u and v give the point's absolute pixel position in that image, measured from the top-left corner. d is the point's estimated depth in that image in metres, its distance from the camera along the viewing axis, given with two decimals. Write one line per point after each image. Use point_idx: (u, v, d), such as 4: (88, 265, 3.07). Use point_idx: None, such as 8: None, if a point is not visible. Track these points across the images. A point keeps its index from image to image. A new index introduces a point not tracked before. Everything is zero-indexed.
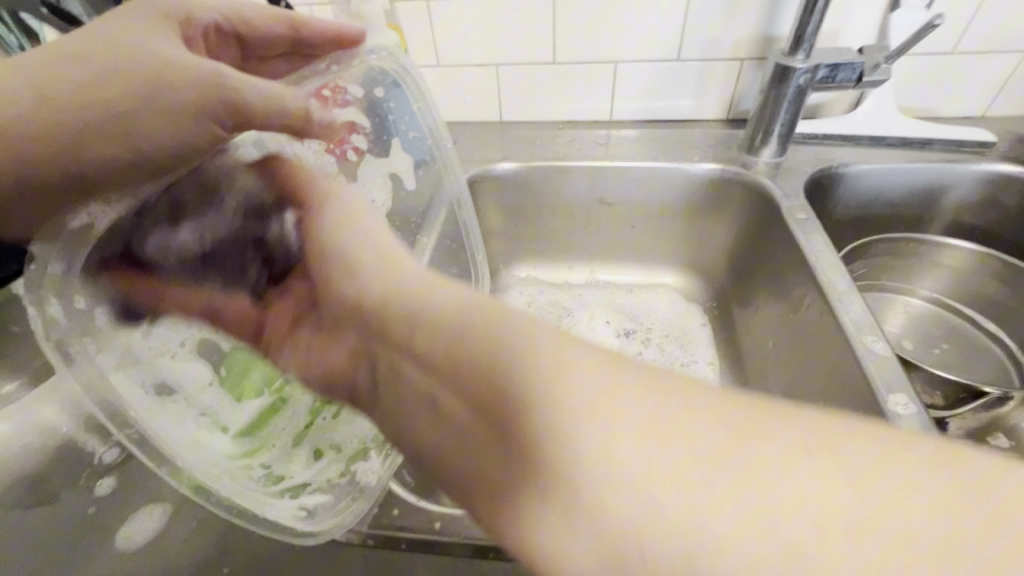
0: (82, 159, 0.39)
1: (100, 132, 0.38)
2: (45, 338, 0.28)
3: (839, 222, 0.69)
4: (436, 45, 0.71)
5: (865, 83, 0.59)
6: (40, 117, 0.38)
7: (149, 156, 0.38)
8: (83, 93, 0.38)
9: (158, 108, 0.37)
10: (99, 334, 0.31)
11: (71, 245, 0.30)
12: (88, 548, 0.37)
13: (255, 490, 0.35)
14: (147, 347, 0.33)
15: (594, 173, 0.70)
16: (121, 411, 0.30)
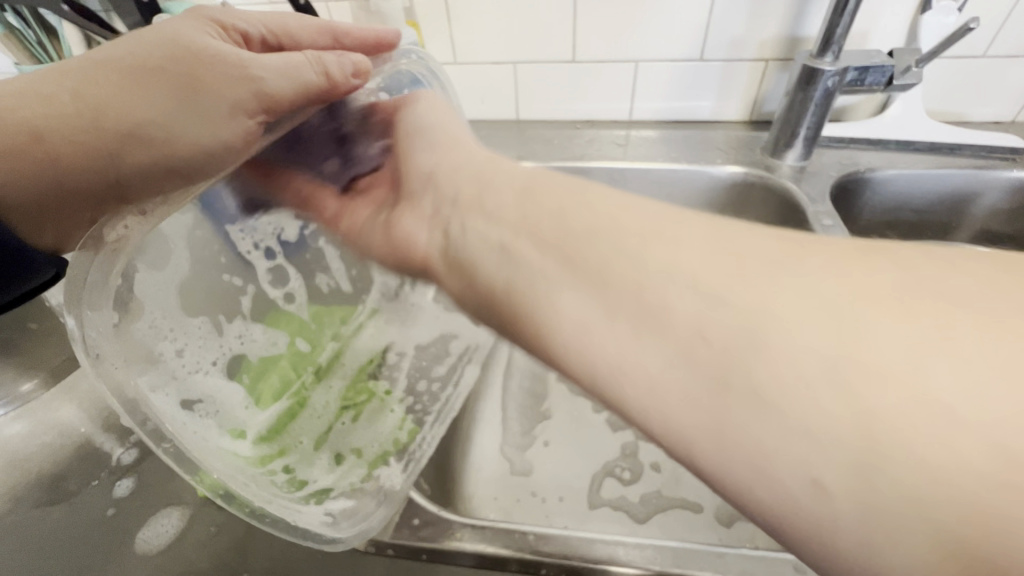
0: (123, 164, 0.40)
1: (139, 139, 0.39)
2: (84, 352, 0.27)
3: (863, 228, 0.67)
4: (454, 43, 0.70)
5: (895, 87, 0.58)
6: (80, 121, 0.38)
7: (189, 161, 0.39)
8: (124, 101, 0.38)
9: (201, 113, 0.38)
10: (132, 355, 0.30)
11: (108, 258, 0.28)
12: (106, 551, 0.37)
13: (280, 495, 0.34)
14: (180, 364, 0.33)
15: (613, 175, 0.69)
16: (157, 426, 0.29)
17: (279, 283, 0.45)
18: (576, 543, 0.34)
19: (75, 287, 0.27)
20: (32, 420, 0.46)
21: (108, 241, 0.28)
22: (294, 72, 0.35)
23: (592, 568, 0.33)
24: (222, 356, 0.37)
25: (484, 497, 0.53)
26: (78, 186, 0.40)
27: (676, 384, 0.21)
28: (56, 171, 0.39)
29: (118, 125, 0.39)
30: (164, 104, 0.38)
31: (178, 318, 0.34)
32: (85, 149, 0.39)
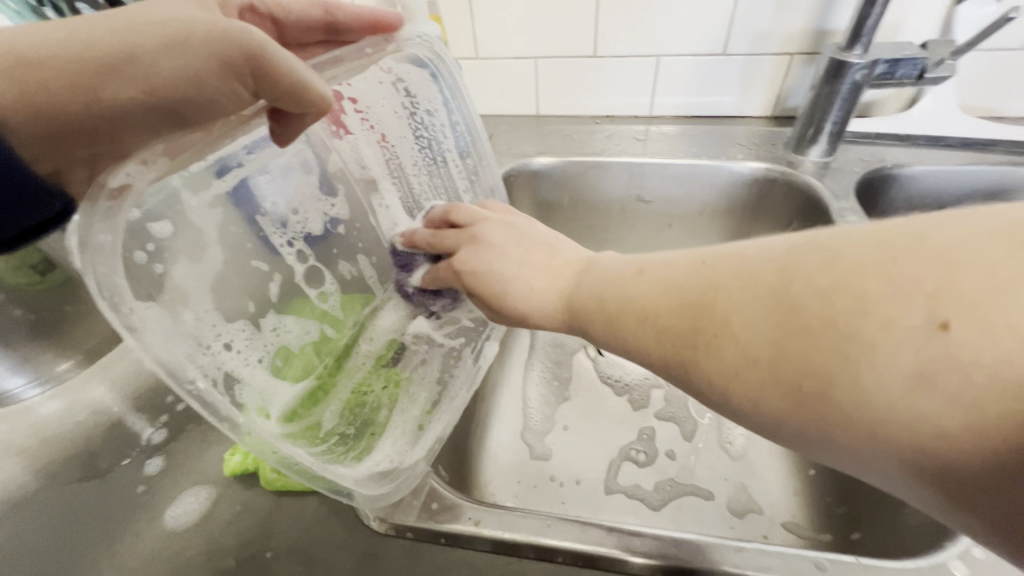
0: (103, 101, 0.35)
1: (124, 72, 0.35)
2: (99, 293, 0.27)
3: None
4: (476, 38, 0.70)
5: (926, 80, 0.56)
6: (67, 56, 0.34)
7: (171, 102, 0.36)
8: (111, 37, 0.34)
9: (188, 64, 0.35)
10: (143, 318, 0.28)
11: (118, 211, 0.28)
12: (137, 525, 0.38)
13: (319, 457, 0.35)
14: (205, 337, 0.33)
15: (633, 169, 0.68)
16: (171, 368, 0.28)
17: (314, 284, 0.46)
18: (593, 533, 0.34)
19: (83, 246, 0.27)
20: (68, 399, 0.48)
21: (110, 187, 0.28)
22: (298, 69, 0.35)
23: (609, 555, 0.34)
24: (267, 353, 0.38)
25: (500, 486, 0.53)
26: (63, 117, 0.35)
27: (749, 388, 0.22)
28: (42, 100, 0.34)
29: (109, 62, 0.34)
30: (160, 49, 0.34)
31: (221, 321, 0.35)
32: (67, 83, 0.34)
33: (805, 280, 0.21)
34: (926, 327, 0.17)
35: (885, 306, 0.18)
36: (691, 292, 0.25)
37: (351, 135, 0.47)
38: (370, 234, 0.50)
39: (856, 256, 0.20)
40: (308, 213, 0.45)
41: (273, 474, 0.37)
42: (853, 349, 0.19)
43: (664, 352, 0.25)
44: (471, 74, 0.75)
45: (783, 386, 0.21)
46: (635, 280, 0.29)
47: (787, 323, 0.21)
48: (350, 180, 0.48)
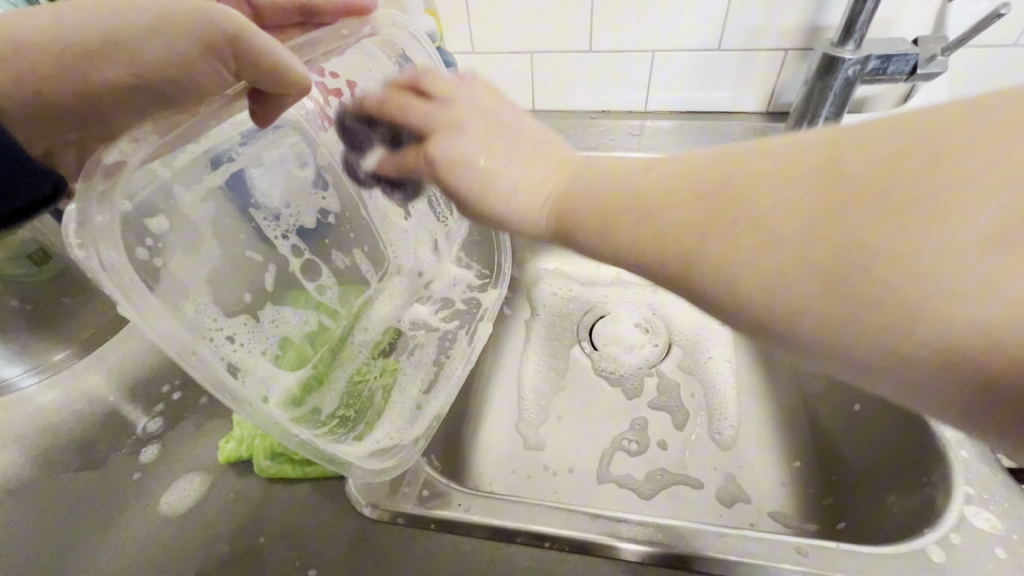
0: (92, 81, 0.37)
1: (111, 55, 0.36)
2: (98, 272, 0.26)
3: None
4: (472, 33, 0.71)
5: (918, 76, 0.57)
6: (56, 38, 0.35)
7: (155, 86, 0.38)
8: (96, 20, 0.35)
9: (168, 47, 0.36)
10: (135, 293, 0.27)
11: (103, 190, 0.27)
12: (133, 512, 0.38)
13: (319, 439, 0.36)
14: (204, 326, 0.33)
15: (628, 164, 0.69)
16: (178, 346, 0.29)
17: (311, 276, 0.47)
18: (580, 520, 0.35)
19: (82, 227, 0.27)
20: (64, 390, 0.48)
21: (106, 163, 0.29)
22: (276, 47, 0.34)
23: (597, 542, 0.34)
24: (271, 346, 0.39)
25: (494, 477, 0.54)
26: (57, 98, 0.37)
27: (768, 272, 0.20)
28: (35, 78, 0.36)
29: (96, 44, 0.36)
30: (144, 35, 0.36)
31: (222, 314, 0.36)
32: (57, 61, 0.36)
33: (862, 173, 0.18)
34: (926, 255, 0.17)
35: (928, 214, 0.17)
36: (715, 200, 0.22)
37: (335, 127, 0.46)
38: (364, 230, 0.50)
39: (866, 162, 0.19)
40: (302, 208, 0.46)
41: (266, 461, 0.38)
42: (895, 238, 0.17)
43: (672, 232, 0.23)
44: (467, 69, 0.75)
45: (791, 277, 0.19)
46: (647, 173, 0.25)
47: (835, 225, 0.18)
48: (341, 174, 0.48)
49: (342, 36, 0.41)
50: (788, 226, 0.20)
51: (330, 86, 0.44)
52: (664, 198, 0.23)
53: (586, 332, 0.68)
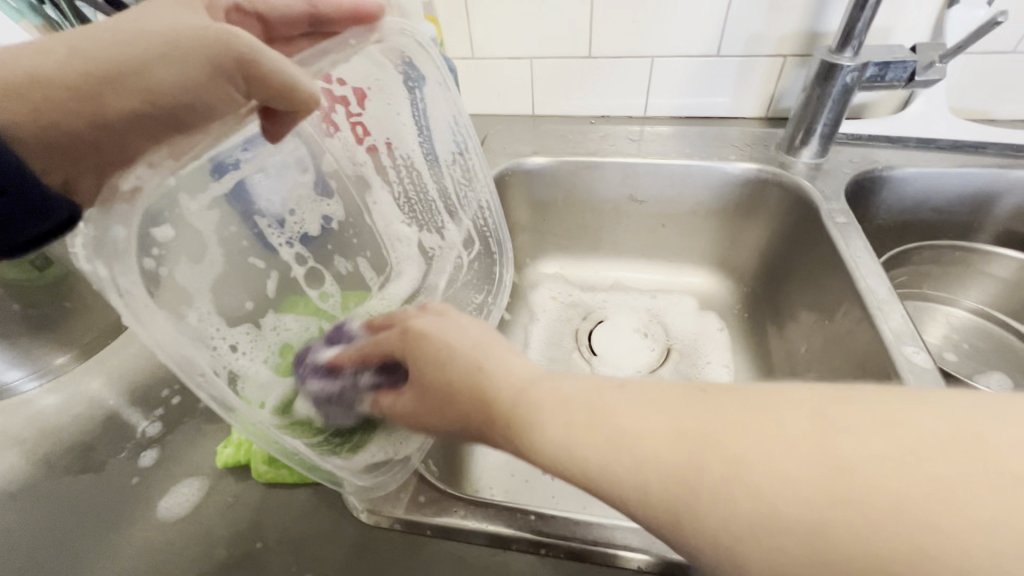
0: (106, 112, 0.39)
1: (124, 83, 0.39)
2: (114, 289, 0.27)
3: (880, 227, 0.66)
4: (472, 38, 0.71)
5: (916, 83, 0.57)
6: (70, 72, 0.38)
7: (166, 107, 0.40)
8: (105, 49, 0.38)
9: (181, 69, 0.39)
10: (144, 310, 0.28)
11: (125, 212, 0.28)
12: (133, 516, 0.39)
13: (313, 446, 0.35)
14: (199, 330, 0.33)
15: (626, 170, 0.69)
16: (179, 356, 0.29)
17: (315, 284, 0.47)
18: (575, 526, 0.35)
19: (98, 240, 0.27)
20: (65, 393, 0.49)
21: (122, 191, 0.29)
22: (286, 68, 0.36)
23: (594, 550, 0.34)
24: (272, 354, 0.40)
25: (492, 481, 0.54)
26: (73, 133, 0.39)
27: (760, 533, 0.20)
28: (50, 115, 0.38)
29: (108, 74, 0.38)
30: (155, 60, 0.38)
31: (221, 323, 0.36)
32: (72, 98, 0.38)
33: (849, 440, 0.19)
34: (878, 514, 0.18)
35: (907, 472, 0.18)
36: (692, 436, 0.22)
37: (342, 133, 0.47)
38: (366, 235, 0.51)
39: (851, 431, 0.19)
40: (305, 214, 0.46)
41: (264, 466, 0.38)
42: (895, 512, 0.18)
43: (663, 476, 0.22)
44: (466, 73, 0.75)
45: (786, 539, 0.19)
46: (619, 393, 0.26)
47: (833, 469, 0.19)
48: (346, 179, 0.49)
49: (352, 45, 0.41)
50: (782, 468, 0.20)
51: (337, 94, 0.45)
52: (642, 423, 0.24)
53: (584, 337, 0.68)
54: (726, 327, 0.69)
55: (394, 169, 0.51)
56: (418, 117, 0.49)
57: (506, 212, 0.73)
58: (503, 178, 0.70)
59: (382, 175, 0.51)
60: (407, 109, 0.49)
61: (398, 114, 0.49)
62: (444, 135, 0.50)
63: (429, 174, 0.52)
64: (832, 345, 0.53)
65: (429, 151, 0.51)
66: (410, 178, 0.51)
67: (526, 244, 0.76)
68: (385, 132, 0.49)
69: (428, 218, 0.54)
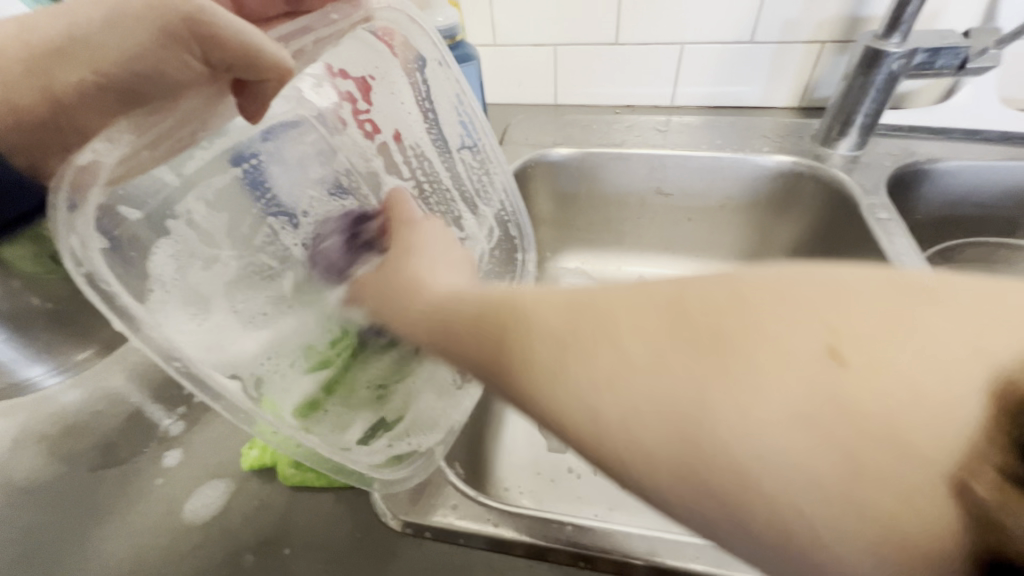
0: (58, 84, 0.41)
1: (74, 56, 0.40)
2: (75, 269, 0.26)
3: (920, 222, 0.63)
4: (494, 24, 0.69)
5: (968, 71, 0.53)
6: (30, 48, 0.40)
7: (115, 78, 0.41)
8: (56, 20, 0.39)
9: (119, 31, 0.39)
10: (115, 301, 0.27)
11: (78, 183, 0.27)
12: (157, 518, 0.38)
13: (334, 446, 0.35)
14: (207, 329, 0.32)
15: (654, 162, 0.67)
16: (165, 347, 0.28)
17: None
18: (614, 536, 0.34)
19: (65, 224, 0.26)
20: (87, 389, 0.48)
21: (78, 165, 0.28)
22: (250, 39, 0.34)
23: (634, 564, 0.33)
24: (297, 357, 0.37)
25: (516, 481, 0.53)
26: (32, 111, 0.42)
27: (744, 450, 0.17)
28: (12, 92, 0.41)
29: (57, 45, 0.40)
30: (100, 28, 0.39)
31: (245, 318, 0.35)
32: (28, 72, 0.40)
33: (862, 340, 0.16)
34: (886, 440, 0.16)
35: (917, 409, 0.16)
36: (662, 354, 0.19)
37: (349, 129, 0.46)
38: None
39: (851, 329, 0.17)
40: (319, 214, 0.44)
41: (290, 469, 0.37)
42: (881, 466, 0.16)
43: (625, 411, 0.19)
44: (487, 61, 0.73)
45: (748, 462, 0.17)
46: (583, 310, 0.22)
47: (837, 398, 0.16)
48: (360, 177, 0.47)
49: (332, 20, 0.40)
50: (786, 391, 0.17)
51: (343, 90, 0.44)
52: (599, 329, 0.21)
53: None
54: None
55: (407, 162, 0.49)
56: (426, 103, 0.47)
57: (530, 204, 0.71)
58: (526, 170, 0.68)
59: (396, 169, 0.49)
60: (410, 96, 0.46)
61: (403, 103, 0.47)
62: (452, 120, 0.49)
63: (440, 163, 0.50)
64: None
65: (441, 141, 0.49)
66: (422, 169, 0.50)
67: (548, 238, 0.74)
68: (388, 121, 0.47)
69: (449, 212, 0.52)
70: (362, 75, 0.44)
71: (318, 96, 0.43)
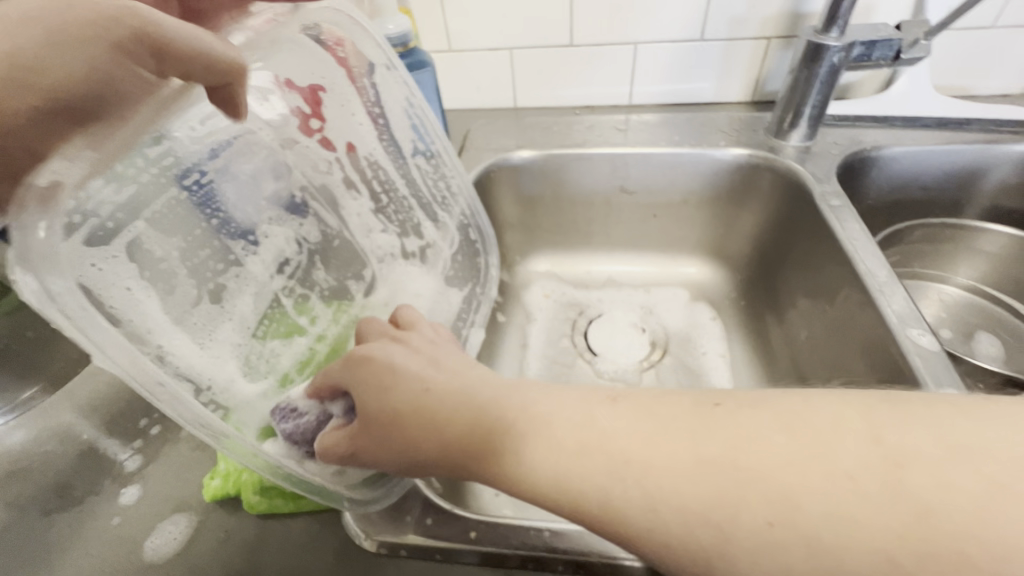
0: None
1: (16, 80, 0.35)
2: (50, 309, 0.25)
3: (871, 208, 0.66)
4: (449, 30, 0.68)
5: (902, 61, 0.56)
6: None
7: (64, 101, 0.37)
8: None
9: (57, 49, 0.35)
10: (78, 323, 0.26)
11: (44, 205, 0.26)
12: (115, 560, 0.36)
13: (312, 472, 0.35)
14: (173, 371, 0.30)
15: (616, 161, 0.68)
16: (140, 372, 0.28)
17: (298, 297, 0.44)
18: (592, 539, 0.33)
19: (26, 258, 0.25)
20: (34, 427, 0.45)
21: (39, 186, 0.26)
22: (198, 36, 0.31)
23: (616, 564, 0.33)
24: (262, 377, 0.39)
25: (494, 489, 0.53)
26: None
27: (681, 449, 0.27)
28: None
29: None
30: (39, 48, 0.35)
31: (213, 351, 0.35)
32: None
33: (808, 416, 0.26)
34: (877, 479, 0.23)
35: (896, 479, 0.23)
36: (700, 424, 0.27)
37: (303, 144, 0.44)
38: (347, 247, 0.48)
39: (852, 450, 0.24)
40: (276, 235, 0.43)
41: (256, 496, 0.35)
42: (811, 467, 0.24)
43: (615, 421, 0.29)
44: (445, 68, 0.73)
45: (689, 450, 0.27)
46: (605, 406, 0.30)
47: (809, 448, 0.25)
48: (315, 193, 0.45)
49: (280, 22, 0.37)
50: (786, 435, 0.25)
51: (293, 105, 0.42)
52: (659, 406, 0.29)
53: (582, 334, 0.68)
54: (719, 317, 0.69)
55: (363, 177, 0.48)
56: (377, 109, 0.46)
57: (495, 209, 0.71)
58: (489, 175, 0.68)
59: (353, 183, 0.47)
60: (360, 106, 0.45)
61: (352, 113, 0.45)
62: (406, 129, 0.48)
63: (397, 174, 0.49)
64: (834, 332, 0.53)
65: (395, 151, 0.48)
66: (377, 176, 0.48)
67: (515, 242, 0.74)
68: (338, 128, 0.45)
69: (409, 224, 0.51)
70: (308, 86, 0.42)
71: (264, 108, 0.40)
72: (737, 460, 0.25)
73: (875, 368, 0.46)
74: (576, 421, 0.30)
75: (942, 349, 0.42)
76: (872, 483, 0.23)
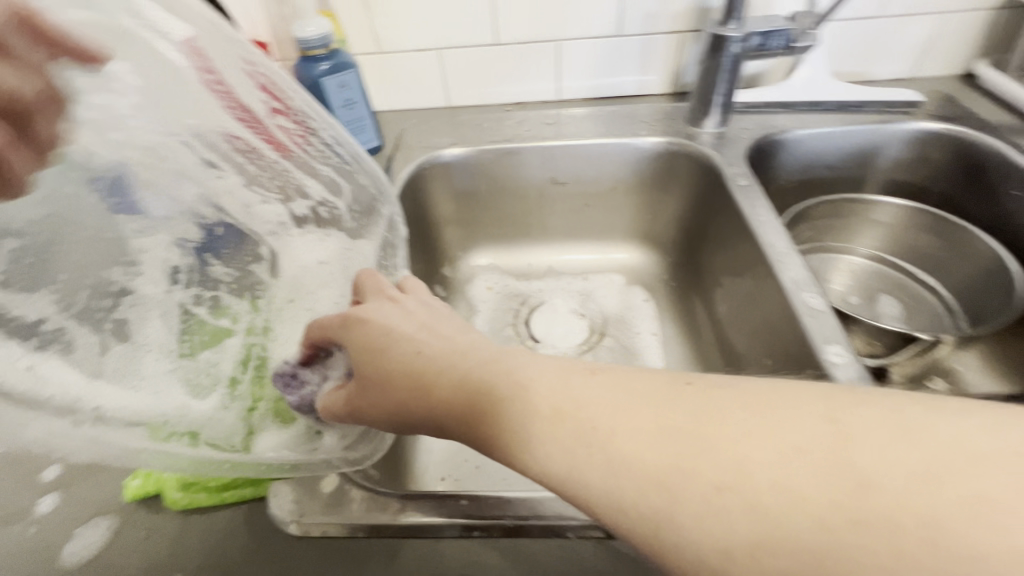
0: None
1: None
2: None
3: (783, 188, 0.71)
4: (375, 32, 0.69)
5: (796, 50, 0.60)
6: None
7: None
8: None
9: None
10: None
11: None
12: (32, 568, 0.35)
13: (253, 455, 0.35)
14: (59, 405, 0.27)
15: (545, 154, 0.70)
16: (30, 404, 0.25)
17: (208, 300, 0.40)
18: (508, 503, 0.35)
19: None
20: None
21: None
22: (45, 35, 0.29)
23: (529, 523, 0.34)
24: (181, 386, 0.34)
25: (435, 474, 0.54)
26: None
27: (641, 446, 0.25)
28: None
29: None
30: None
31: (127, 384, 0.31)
32: None
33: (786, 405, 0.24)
34: (840, 499, 0.20)
35: (856, 491, 0.20)
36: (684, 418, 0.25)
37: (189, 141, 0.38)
38: (233, 232, 0.42)
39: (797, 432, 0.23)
40: (153, 245, 0.37)
41: (177, 492, 0.36)
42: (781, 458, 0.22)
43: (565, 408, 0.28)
44: (375, 69, 0.74)
45: (650, 441, 0.25)
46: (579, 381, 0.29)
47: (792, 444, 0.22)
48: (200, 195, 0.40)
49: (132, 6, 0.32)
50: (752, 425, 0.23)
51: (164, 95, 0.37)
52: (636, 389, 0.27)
53: (523, 322, 0.70)
54: (652, 298, 0.73)
55: (247, 157, 0.42)
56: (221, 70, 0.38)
57: (432, 206, 0.72)
58: (423, 172, 0.69)
59: (250, 187, 0.42)
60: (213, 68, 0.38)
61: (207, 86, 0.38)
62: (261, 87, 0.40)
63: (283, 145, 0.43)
64: (747, 303, 0.57)
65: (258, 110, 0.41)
66: (261, 157, 0.42)
67: (455, 237, 0.76)
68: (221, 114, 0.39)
69: (300, 196, 0.46)
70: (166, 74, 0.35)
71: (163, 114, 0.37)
72: (707, 449, 0.23)
73: (779, 332, 0.50)
74: (532, 405, 0.29)
75: (831, 308, 0.45)
76: (862, 509, 0.20)
